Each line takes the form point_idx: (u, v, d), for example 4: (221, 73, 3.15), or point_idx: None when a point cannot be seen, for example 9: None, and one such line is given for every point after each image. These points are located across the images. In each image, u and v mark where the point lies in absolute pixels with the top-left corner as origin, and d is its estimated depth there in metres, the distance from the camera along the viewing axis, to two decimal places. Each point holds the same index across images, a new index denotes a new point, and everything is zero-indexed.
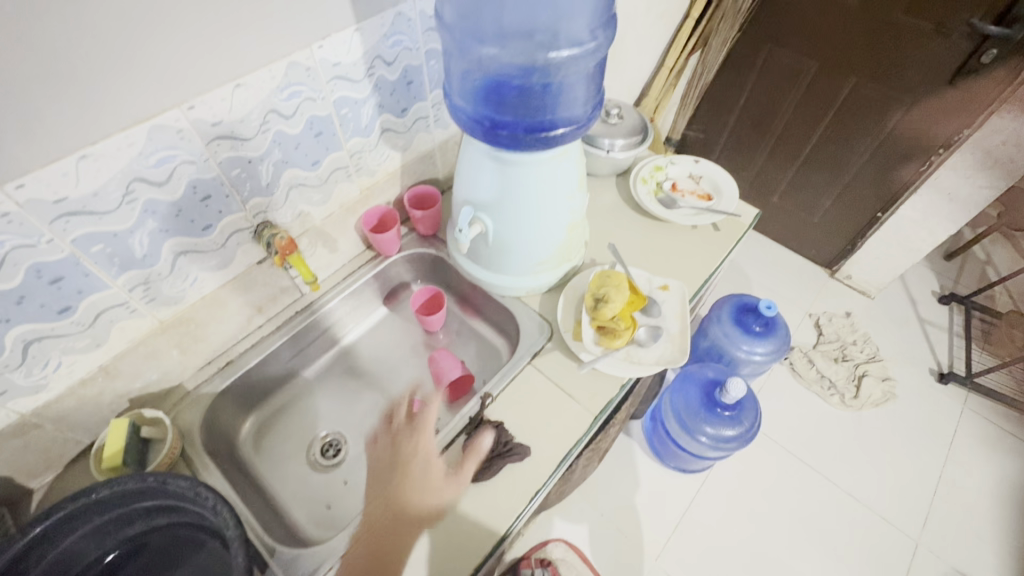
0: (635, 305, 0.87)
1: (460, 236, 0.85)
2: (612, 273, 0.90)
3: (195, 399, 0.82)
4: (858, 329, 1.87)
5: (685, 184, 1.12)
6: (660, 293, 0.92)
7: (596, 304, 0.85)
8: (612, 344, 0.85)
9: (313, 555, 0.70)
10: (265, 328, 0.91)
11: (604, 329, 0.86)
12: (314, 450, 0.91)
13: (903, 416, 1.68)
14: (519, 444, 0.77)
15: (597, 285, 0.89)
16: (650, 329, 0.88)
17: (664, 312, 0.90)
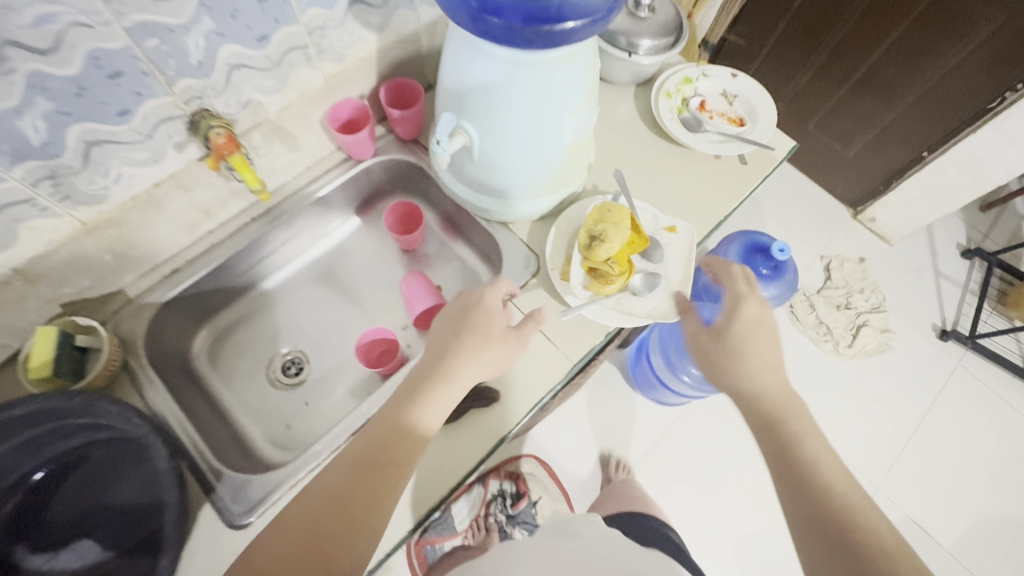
0: (635, 246, 0.77)
1: (438, 148, 0.68)
2: (614, 207, 0.77)
3: (138, 308, 0.75)
4: (869, 276, 1.78)
5: (715, 104, 0.95)
6: (666, 236, 0.80)
7: (591, 244, 0.74)
8: (602, 290, 0.76)
9: (265, 482, 0.67)
10: (217, 234, 0.81)
11: (598, 273, 0.76)
12: (274, 366, 0.86)
13: (893, 368, 1.65)
14: (486, 390, 0.71)
15: (595, 220, 0.77)
16: (649, 277, 0.77)
17: (667, 258, 0.78)
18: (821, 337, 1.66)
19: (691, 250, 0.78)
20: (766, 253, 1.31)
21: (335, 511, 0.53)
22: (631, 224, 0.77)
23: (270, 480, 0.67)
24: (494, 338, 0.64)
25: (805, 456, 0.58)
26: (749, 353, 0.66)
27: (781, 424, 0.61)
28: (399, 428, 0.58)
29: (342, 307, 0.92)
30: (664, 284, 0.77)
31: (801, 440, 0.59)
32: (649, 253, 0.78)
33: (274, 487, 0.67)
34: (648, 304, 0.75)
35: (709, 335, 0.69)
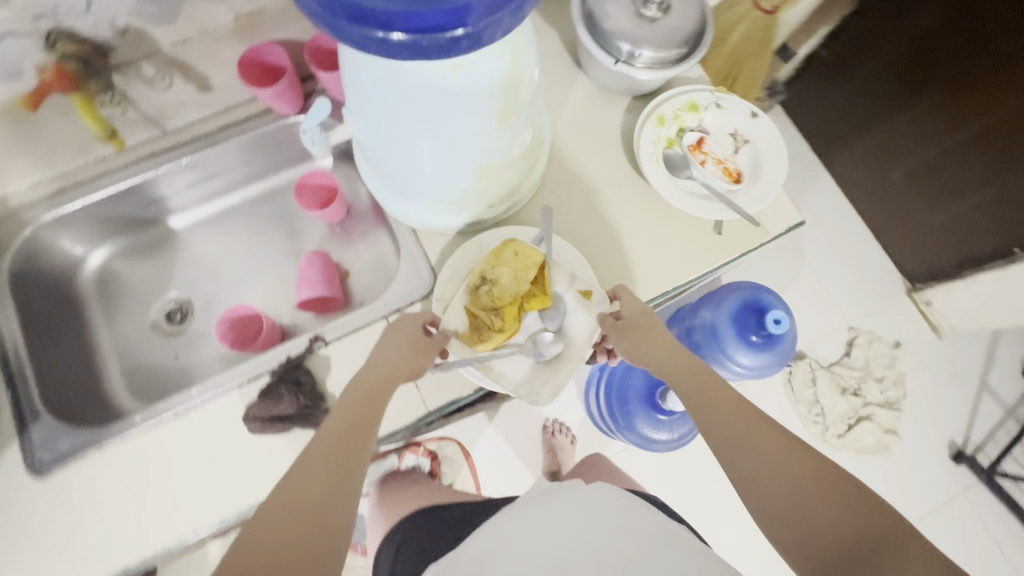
0: (533, 302, 0.63)
1: (307, 136, 0.58)
2: (523, 248, 0.64)
3: (12, 222, 0.72)
4: (896, 365, 1.53)
5: (716, 146, 0.76)
6: (577, 301, 0.66)
7: (477, 287, 0.63)
8: (474, 342, 0.64)
9: (76, 437, 0.66)
10: (112, 162, 0.74)
11: (477, 323, 0.64)
12: (160, 309, 0.83)
13: (882, 474, 1.45)
14: (325, 407, 0.66)
15: (495, 258, 0.65)
16: (543, 342, 0.66)
17: (567, 328, 0.66)
18: (811, 417, 1.46)
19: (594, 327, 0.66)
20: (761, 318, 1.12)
21: (306, 504, 0.49)
22: (535, 275, 0.63)
23: (84, 437, 0.66)
24: (426, 346, 0.63)
25: (757, 433, 0.53)
26: (664, 333, 0.64)
27: (714, 409, 0.56)
28: (346, 448, 0.54)
29: (246, 264, 0.86)
30: (552, 356, 0.67)
31: (749, 420, 0.54)
32: (549, 316, 0.66)
33: (83, 445, 0.65)
34: (520, 372, 0.66)
35: (628, 317, 0.64)
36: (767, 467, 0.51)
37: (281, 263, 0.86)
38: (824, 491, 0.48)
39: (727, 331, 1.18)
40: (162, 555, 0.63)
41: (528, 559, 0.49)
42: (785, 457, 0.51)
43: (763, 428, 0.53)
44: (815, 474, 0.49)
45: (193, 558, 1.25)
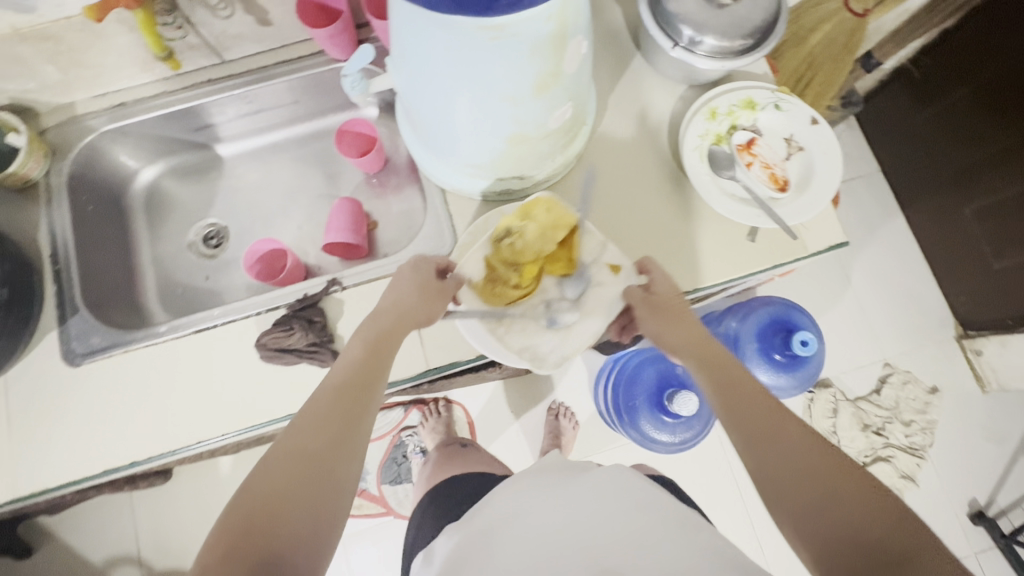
0: (556, 265, 0.66)
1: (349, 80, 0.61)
2: (556, 207, 0.65)
3: (77, 128, 0.77)
4: (928, 412, 1.44)
5: (767, 149, 0.72)
6: (604, 273, 0.67)
7: (500, 239, 0.64)
8: (486, 291, 0.66)
9: (108, 334, 0.71)
10: (172, 83, 0.79)
11: (493, 275, 0.66)
12: (198, 232, 0.88)
13: None
14: (333, 346, 0.69)
15: (524, 213, 0.65)
16: (559, 309, 0.67)
17: (585, 300, 0.67)
18: None
19: (611, 303, 0.66)
20: (788, 337, 1.07)
21: (308, 450, 0.50)
22: (564, 236, 0.64)
23: (114, 336, 0.71)
24: (435, 296, 0.64)
25: (787, 428, 0.50)
26: (691, 318, 0.62)
27: (742, 398, 0.53)
28: (350, 396, 0.55)
29: (283, 199, 0.89)
30: (566, 324, 0.66)
31: (778, 414, 0.51)
32: (569, 282, 0.67)
33: (112, 344, 0.70)
34: (527, 336, 0.66)
35: (659, 295, 0.63)
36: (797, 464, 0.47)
37: (316, 205, 0.89)
38: (848, 489, 0.45)
39: (750, 345, 1.15)
40: (167, 457, 0.68)
41: (531, 540, 0.50)
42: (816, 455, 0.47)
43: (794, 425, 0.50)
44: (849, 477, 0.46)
45: (205, 469, 1.34)
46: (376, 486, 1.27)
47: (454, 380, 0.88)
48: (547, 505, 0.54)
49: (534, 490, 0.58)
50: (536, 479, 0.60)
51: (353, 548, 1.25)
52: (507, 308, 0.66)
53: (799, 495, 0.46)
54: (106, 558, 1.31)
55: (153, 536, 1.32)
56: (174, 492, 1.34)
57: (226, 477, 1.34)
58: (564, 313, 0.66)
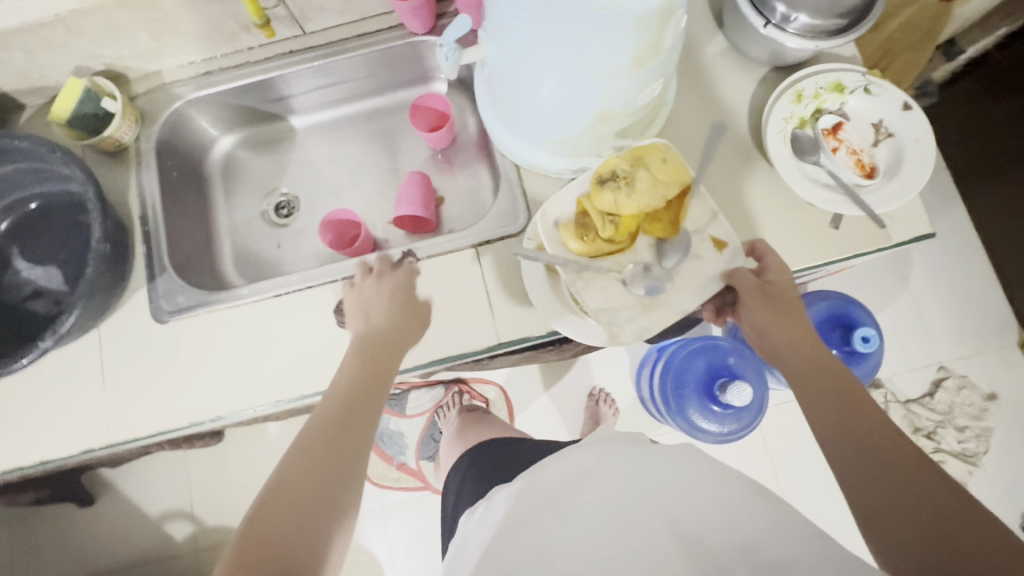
0: (655, 226, 0.61)
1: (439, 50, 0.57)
2: (673, 159, 0.60)
3: (165, 95, 0.79)
4: (985, 419, 1.39)
5: (854, 134, 0.70)
6: (707, 248, 0.62)
7: (606, 182, 0.59)
8: (574, 236, 0.61)
9: (192, 295, 0.74)
10: (255, 53, 0.80)
11: (585, 221, 0.61)
12: (270, 202, 0.90)
13: None
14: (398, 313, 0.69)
15: (636, 158, 0.60)
16: (653, 275, 0.61)
17: (681, 271, 0.61)
18: None
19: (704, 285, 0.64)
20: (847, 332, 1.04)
21: (313, 463, 0.55)
22: (673, 197, 0.61)
23: (198, 297, 0.74)
24: (413, 311, 0.70)
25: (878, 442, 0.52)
26: (805, 327, 0.62)
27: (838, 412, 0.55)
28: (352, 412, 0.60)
29: (352, 172, 0.91)
30: (654, 294, 0.61)
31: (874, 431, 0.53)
32: (667, 245, 0.61)
33: (196, 304, 0.73)
34: (606, 296, 0.61)
35: (776, 291, 0.62)
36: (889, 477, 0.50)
37: (384, 179, 0.90)
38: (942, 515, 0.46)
39: None
40: (246, 414, 0.71)
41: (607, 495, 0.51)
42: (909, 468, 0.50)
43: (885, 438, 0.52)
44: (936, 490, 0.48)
45: (255, 432, 1.40)
46: (416, 460, 1.30)
47: (507, 359, 0.86)
48: (619, 464, 0.54)
49: (607, 448, 0.59)
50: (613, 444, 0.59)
51: (394, 517, 1.29)
52: (594, 260, 0.61)
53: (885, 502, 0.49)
54: (161, 510, 1.38)
55: (205, 492, 1.38)
56: (225, 452, 1.40)
57: (275, 442, 1.39)
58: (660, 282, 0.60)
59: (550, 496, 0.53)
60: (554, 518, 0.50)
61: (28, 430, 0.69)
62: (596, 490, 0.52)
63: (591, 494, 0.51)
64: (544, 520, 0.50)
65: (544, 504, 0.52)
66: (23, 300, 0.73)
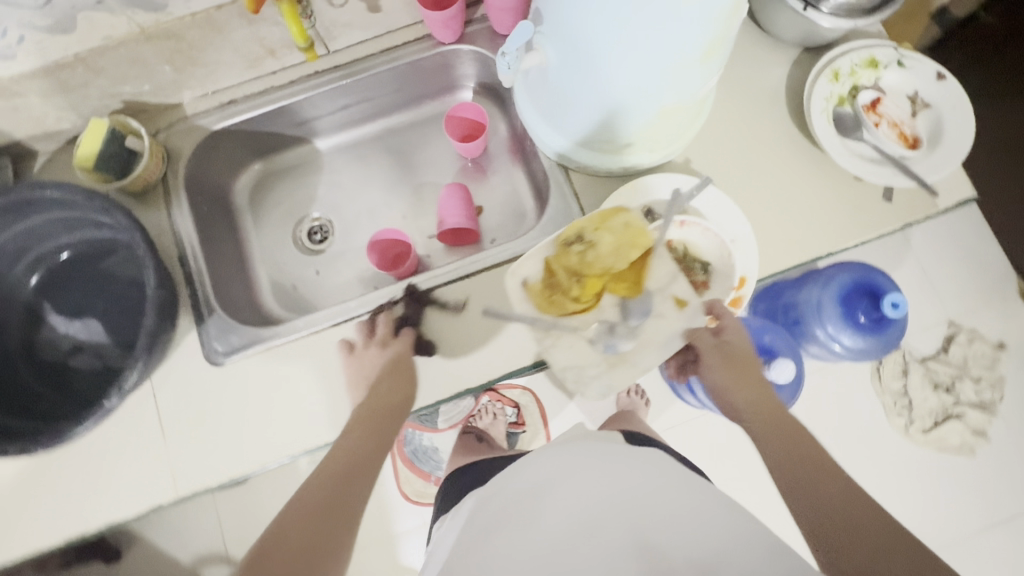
0: (619, 286, 0.63)
1: (504, 59, 0.61)
2: (635, 224, 0.63)
3: (189, 127, 0.76)
4: (997, 368, 1.34)
5: (892, 108, 0.72)
6: (667, 307, 0.63)
7: (570, 246, 0.63)
8: (541, 296, 0.65)
9: (246, 333, 0.71)
10: (278, 78, 0.77)
11: (553, 282, 0.65)
12: (302, 227, 0.87)
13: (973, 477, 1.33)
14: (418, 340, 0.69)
15: (602, 222, 0.64)
16: (618, 335, 0.63)
17: (644, 329, 0.63)
18: (896, 410, 1.30)
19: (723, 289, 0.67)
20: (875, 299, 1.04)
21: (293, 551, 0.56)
22: (637, 258, 0.63)
23: (252, 335, 0.71)
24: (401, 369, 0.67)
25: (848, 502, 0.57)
26: (758, 386, 0.70)
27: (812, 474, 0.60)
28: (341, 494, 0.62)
29: (383, 189, 0.89)
30: (619, 351, 0.63)
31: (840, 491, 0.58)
32: (631, 304, 0.63)
33: (251, 341, 0.71)
34: (572, 353, 0.64)
35: (732, 346, 0.71)
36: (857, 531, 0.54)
37: (417, 194, 0.88)
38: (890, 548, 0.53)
39: (831, 310, 1.12)
40: (318, 450, 0.68)
41: (586, 502, 0.49)
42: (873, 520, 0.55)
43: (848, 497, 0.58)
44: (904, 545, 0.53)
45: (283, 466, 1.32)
46: None
47: None
48: (597, 472, 0.53)
49: (576, 456, 0.57)
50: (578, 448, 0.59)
51: None
52: (561, 318, 0.65)
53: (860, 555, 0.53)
54: (195, 558, 1.31)
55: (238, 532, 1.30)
56: (254, 487, 1.32)
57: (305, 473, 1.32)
58: (622, 342, 0.62)
59: (517, 506, 0.52)
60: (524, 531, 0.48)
61: (89, 493, 0.66)
62: (566, 496, 0.50)
63: (558, 501, 0.50)
64: (511, 531, 0.49)
65: (509, 520, 0.51)
66: (65, 358, 0.70)
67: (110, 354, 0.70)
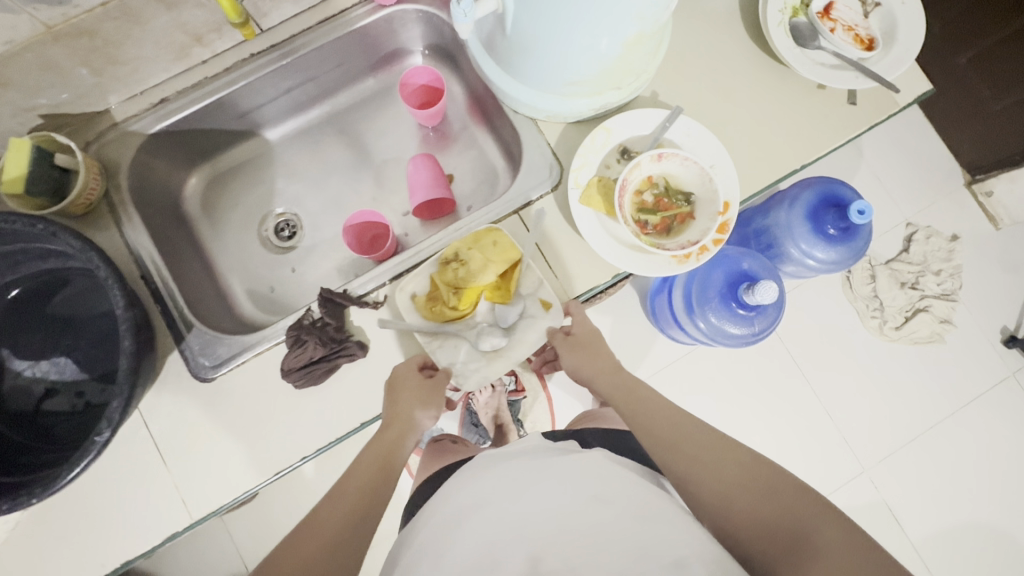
0: (494, 292, 0.69)
1: (460, 6, 0.57)
2: (504, 242, 0.66)
3: (122, 136, 0.69)
4: (954, 258, 1.36)
5: (844, 12, 0.72)
6: (535, 308, 0.68)
7: (447, 264, 0.66)
8: (428, 309, 0.67)
9: (231, 343, 0.67)
10: (210, 67, 0.71)
11: (435, 294, 0.67)
12: (267, 226, 0.83)
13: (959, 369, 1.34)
14: (356, 341, 0.66)
15: (474, 241, 0.67)
16: (488, 333, 0.68)
17: (514, 330, 0.69)
18: (868, 311, 1.34)
19: (708, 216, 0.67)
20: (841, 209, 1.03)
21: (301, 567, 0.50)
22: (505, 270, 0.67)
23: (238, 344, 0.67)
24: (432, 390, 0.64)
25: (725, 468, 0.52)
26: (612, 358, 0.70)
27: (683, 451, 0.55)
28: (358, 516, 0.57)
29: (345, 173, 0.84)
30: (493, 348, 0.68)
31: (719, 470, 0.52)
32: (505, 310, 0.68)
33: (239, 351, 0.67)
34: (458, 351, 0.68)
35: (577, 334, 0.69)
36: (743, 508, 0.49)
37: (381, 172, 0.84)
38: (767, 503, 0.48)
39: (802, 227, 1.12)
40: (325, 451, 0.66)
41: (504, 517, 0.52)
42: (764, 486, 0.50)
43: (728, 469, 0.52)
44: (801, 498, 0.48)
45: (290, 477, 1.16)
46: None
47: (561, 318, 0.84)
48: (517, 495, 0.54)
49: (502, 478, 0.59)
50: (501, 471, 0.60)
51: None
52: (444, 325, 0.68)
53: (756, 540, 0.47)
54: None
55: (258, 544, 1.16)
56: (261, 499, 1.17)
57: (314, 479, 1.17)
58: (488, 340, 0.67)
59: (438, 537, 0.53)
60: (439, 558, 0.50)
61: (94, 533, 0.62)
62: (489, 519, 0.52)
63: (471, 533, 0.51)
64: (429, 561, 0.50)
65: (432, 549, 0.52)
66: (37, 405, 0.65)
67: (87, 390, 0.66)
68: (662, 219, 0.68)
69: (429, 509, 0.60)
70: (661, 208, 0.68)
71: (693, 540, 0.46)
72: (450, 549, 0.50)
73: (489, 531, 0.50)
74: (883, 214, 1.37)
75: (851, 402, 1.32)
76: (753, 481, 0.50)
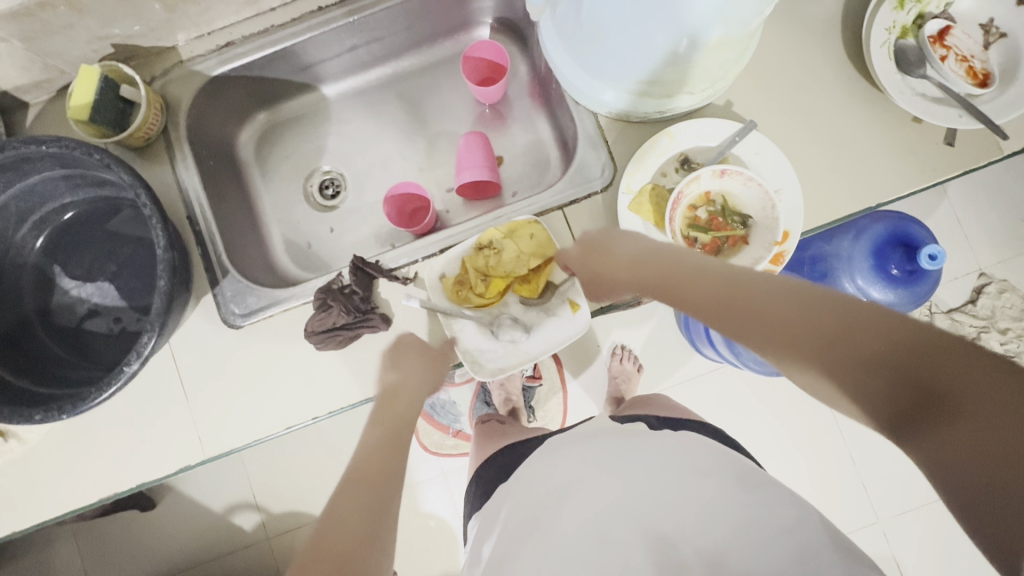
0: (523, 286, 0.67)
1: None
2: (541, 237, 0.64)
3: (186, 75, 0.70)
4: None
5: (960, 39, 0.65)
6: (562, 308, 0.67)
7: (479, 250, 0.64)
8: (454, 293, 0.67)
9: (263, 295, 0.68)
10: (278, 15, 0.71)
11: (463, 278, 0.67)
12: (313, 182, 0.83)
13: None
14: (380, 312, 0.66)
15: (510, 231, 0.65)
16: (509, 326, 0.67)
17: (537, 328, 0.68)
18: None
19: (763, 239, 0.63)
20: (910, 250, 0.95)
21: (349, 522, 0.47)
22: (537, 265, 0.65)
23: (268, 297, 0.68)
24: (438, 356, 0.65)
25: (825, 333, 0.38)
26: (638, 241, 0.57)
27: (762, 313, 0.42)
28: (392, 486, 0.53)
29: (395, 140, 0.83)
30: (511, 340, 0.67)
31: (803, 342, 0.39)
32: (531, 304, 0.68)
33: (267, 304, 0.68)
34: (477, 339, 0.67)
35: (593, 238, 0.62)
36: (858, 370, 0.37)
37: (432, 144, 0.83)
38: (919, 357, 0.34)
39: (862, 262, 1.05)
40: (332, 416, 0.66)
41: (607, 498, 0.49)
42: (875, 347, 0.36)
43: (822, 344, 0.38)
44: (927, 340, 0.34)
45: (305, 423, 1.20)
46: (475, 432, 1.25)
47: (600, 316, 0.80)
48: (609, 474, 0.51)
49: (598, 451, 0.55)
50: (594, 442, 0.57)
51: None
52: (467, 310, 0.68)
53: (880, 404, 0.36)
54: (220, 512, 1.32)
55: (267, 480, 1.21)
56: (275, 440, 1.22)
57: (326, 431, 1.20)
58: (505, 331, 0.67)
59: (535, 516, 0.51)
60: (539, 544, 0.48)
61: (118, 451, 0.66)
62: (588, 501, 0.49)
63: (572, 515, 0.49)
64: (531, 548, 0.48)
65: (528, 534, 0.50)
66: (79, 323, 0.69)
67: (125, 317, 0.69)
68: (713, 239, 0.65)
69: (520, 480, 0.59)
70: (714, 227, 0.65)
71: (805, 527, 0.43)
72: (555, 526, 0.49)
73: (588, 521, 0.48)
74: (956, 260, 1.26)
75: (881, 450, 1.19)
76: (851, 341, 0.37)
